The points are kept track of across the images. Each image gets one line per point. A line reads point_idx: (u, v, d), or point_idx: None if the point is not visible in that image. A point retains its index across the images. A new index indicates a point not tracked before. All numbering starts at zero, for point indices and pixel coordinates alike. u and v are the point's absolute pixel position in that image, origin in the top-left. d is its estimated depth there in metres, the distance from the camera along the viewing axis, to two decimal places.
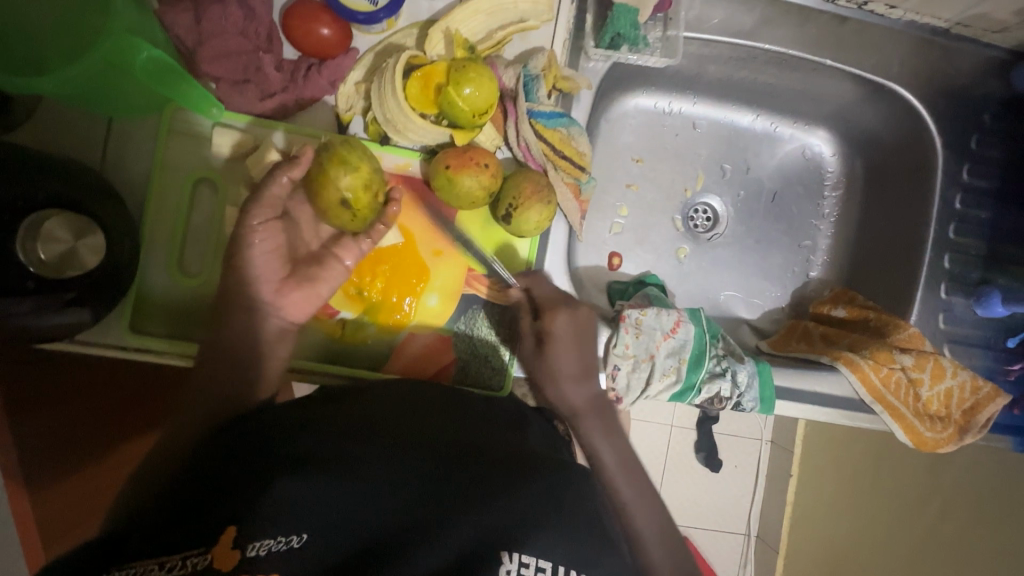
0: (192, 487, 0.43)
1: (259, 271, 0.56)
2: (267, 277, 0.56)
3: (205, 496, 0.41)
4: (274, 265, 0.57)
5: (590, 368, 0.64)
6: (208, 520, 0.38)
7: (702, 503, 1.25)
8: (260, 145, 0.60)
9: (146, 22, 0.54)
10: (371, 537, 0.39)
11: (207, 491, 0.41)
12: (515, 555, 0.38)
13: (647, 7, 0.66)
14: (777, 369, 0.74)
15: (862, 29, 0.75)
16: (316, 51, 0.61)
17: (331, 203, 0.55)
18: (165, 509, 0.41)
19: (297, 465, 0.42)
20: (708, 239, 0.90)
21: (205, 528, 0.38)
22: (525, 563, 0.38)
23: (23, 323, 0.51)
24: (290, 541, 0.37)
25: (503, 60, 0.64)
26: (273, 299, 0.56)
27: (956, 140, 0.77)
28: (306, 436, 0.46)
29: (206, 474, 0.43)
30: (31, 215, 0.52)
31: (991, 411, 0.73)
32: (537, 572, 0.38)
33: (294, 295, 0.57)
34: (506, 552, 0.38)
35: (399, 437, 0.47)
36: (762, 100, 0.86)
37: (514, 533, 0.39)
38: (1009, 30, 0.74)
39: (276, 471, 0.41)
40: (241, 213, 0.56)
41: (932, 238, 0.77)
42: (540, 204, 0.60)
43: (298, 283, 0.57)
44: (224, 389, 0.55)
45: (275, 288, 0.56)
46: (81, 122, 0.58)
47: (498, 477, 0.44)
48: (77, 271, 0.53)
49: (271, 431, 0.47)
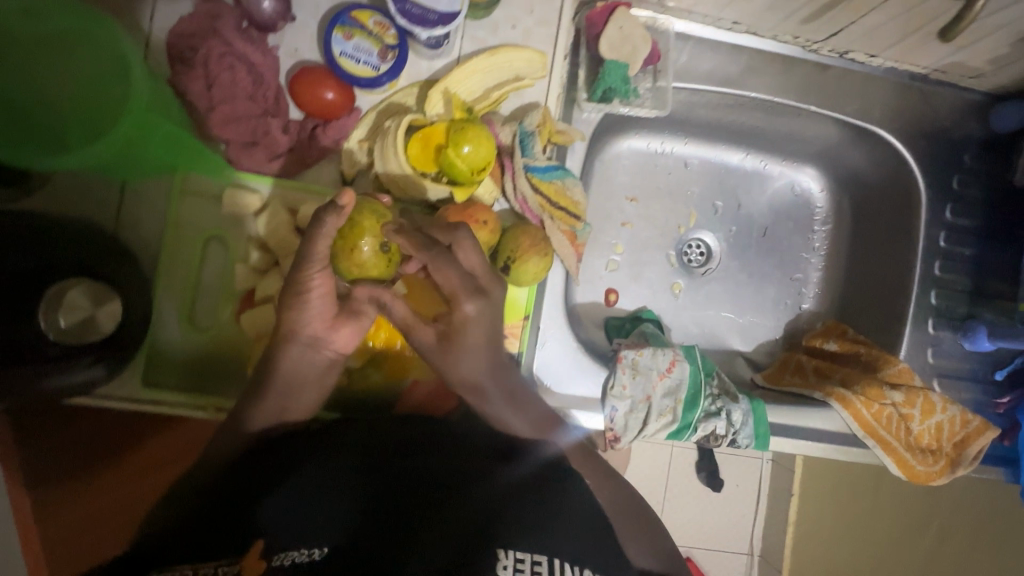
0: (221, 507, 0.49)
1: (316, 311, 0.56)
2: (319, 319, 0.57)
3: (231, 517, 0.47)
4: (325, 307, 0.56)
5: (495, 352, 0.60)
6: (235, 538, 0.45)
7: (706, 527, 1.16)
8: (270, 206, 0.62)
9: (161, 93, 0.57)
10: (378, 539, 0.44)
11: (234, 511, 0.48)
12: (510, 551, 0.43)
13: (636, 62, 0.70)
14: (771, 406, 0.76)
15: (844, 76, 0.79)
16: (321, 113, 0.63)
17: (355, 257, 0.57)
18: (199, 525, 0.48)
19: (309, 491, 0.49)
20: (702, 272, 0.91)
21: (233, 542, 0.44)
22: (520, 559, 0.43)
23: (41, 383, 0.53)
24: (313, 553, 0.43)
25: (499, 117, 0.67)
26: (326, 333, 0.58)
27: (937, 181, 0.80)
28: (313, 461, 0.52)
29: (231, 498, 0.50)
30: (54, 286, 0.52)
31: (981, 445, 0.75)
32: (530, 565, 0.43)
33: (344, 330, 0.58)
34: (502, 549, 0.44)
35: (394, 455, 0.53)
36: (750, 141, 0.88)
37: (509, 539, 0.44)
38: (985, 77, 0.77)
39: (291, 496, 0.48)
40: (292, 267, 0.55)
41: (919, 274, 0.80)
42: (537, 256, 0.63)
43: (346, 318, 0.58)
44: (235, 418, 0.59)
45: (326, 326, 0.57)
46: (94, 184, 0.60)
47: (489, 486, 0.50)
48: (95, 337, 0.54)
49: (284, 458, 0.53)
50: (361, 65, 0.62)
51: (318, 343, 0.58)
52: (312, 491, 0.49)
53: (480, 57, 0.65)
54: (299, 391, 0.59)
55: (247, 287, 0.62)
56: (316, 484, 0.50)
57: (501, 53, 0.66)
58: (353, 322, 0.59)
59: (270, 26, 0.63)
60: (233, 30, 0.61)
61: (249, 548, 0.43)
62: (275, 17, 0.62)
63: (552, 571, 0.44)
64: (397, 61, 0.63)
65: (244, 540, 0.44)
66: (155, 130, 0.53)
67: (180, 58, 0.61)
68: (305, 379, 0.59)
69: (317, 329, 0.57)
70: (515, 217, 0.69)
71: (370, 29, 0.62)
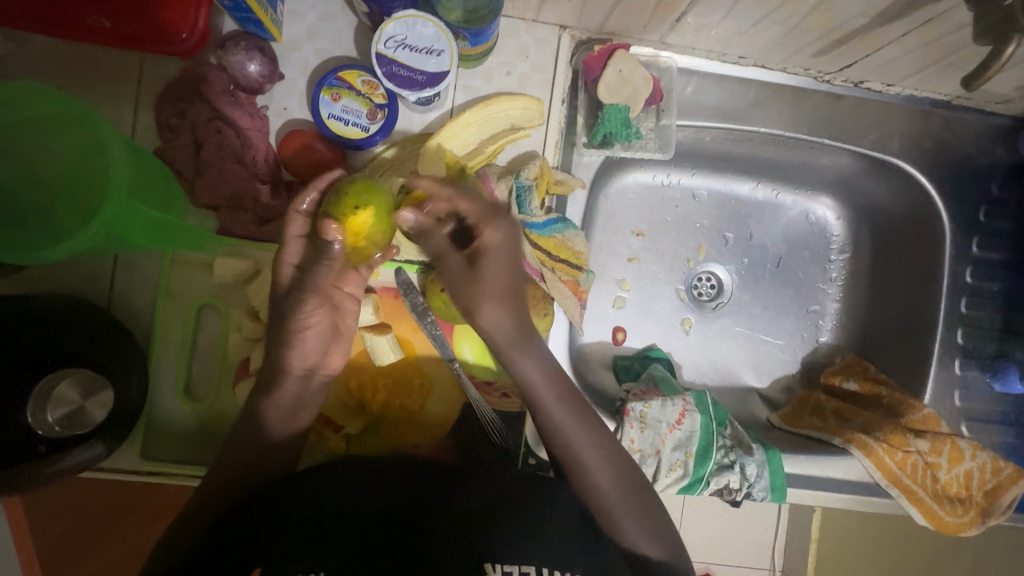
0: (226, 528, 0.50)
1: (306, 346, 0.54)
2: (313, 351, 0.54)
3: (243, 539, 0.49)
4: (317, 340, 0.54)
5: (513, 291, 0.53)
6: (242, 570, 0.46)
7: (727, 546, 1.09)
8: (261, 271, 0.61)
9: (151, 166, 0.56)
10: None
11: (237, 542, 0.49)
12: (499, 565, 0.47)
13: (637, 104, 0.67)
14: (787, 455, 0.73)
15: (859, 105, 0.75)
16: (313, 173, 0.62)
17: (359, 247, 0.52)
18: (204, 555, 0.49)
19: (306, 524, 0.48)
20: (713, 307, 0.87)
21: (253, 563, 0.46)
22: (508, 571, 0.47)
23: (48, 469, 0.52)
24: None
25: (495, 169, 0.65)
26: (318, 362, 0.55)
27: (962, 213, 0.76)
28: (317, 484, 0.52)
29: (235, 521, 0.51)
30: (47, 376, 0.55)
31: (1015, 494, 0.71)
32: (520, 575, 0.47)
33: (337, 353, 0.57)
34: (491, 563, 0.47)
35: (394, 486, 0.52)
36: (763, 170, 0.84)
37: (504, 556, 0.48)
38: (1012, 102, 0.73)
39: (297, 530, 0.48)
40: (290, 315, 0.52)
41: (944, 312, 0.76)
42: (536, 316, 0.64)
43: (338, 341, 0.56)
44: (244, 449, 0.54)
45: (319, 355, 0.55)
46: (89, 259, 0.60)
47: (485, 521, 0.50)
48: (85, 427, 0.56)
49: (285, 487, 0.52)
50: (350, 126, 0.61)
51: (313, 372, 0.56)
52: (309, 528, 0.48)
53: (474, 109, 0.63)
54: (287, 415, 0.55)
55: (242, 355, 0.61)
56: (318, 519, 0.49)
57: (496, 103, 0.64)
58: (341, 341, 0.57)
59: (258, 88, 0.61)
60: (220, 96, 0.59)
61: None
62: (261, 80, 0.61)
63: None
64: (387, 120, 0.61)
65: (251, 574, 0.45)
66: (139, 216, 0.52)
67: (169, 126, 0.60)
68: (305, 402, 0.56)
69: (311, 359, 0.55)
70: None
71: (358, 89, 0.60)
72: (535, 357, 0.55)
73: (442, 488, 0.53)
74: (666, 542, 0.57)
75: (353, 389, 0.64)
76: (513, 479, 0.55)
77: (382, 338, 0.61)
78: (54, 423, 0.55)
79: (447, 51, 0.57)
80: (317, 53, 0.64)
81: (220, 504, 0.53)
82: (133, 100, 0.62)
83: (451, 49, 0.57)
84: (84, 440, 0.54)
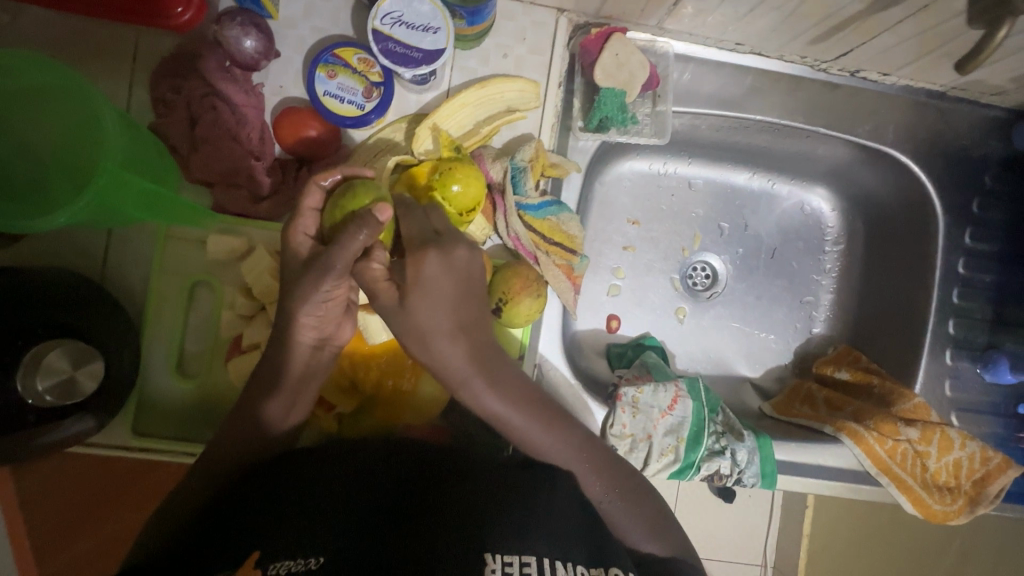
0: (207, 521, 0.48)
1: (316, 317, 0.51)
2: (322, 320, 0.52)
3: (232, 518, 0.47)
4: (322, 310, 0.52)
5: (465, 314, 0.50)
6: (230, 548, 0.44)
7: (718, 536, 1.10)
8: (255, 249, 0.60)
9: (145, 139, 0.56)
10: (376, 544, 0.44)
11: (226, 519, 0.47)
12: (498, 555, 0.44)
13: (634, 88, 0.67)
14: (777, 442, 0.73)
15: (855, 94, 0.75)
16: (309, 151, 0.62)
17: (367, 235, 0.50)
18: (181, 547, 0.46)
19: (297, 507, 0.47)
20: (707, 297, 0.87)
21: (242, 541, 0.44)
22: (508, 562, 0.44)
23: (44, 441, 0.53)
24: (308, 563, 0.42)
25: (490, 151, 0.65)
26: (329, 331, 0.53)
27: (956, 204, 0.76)
28: (310, 470, 0.51)
29: (226, 500, 0.50)
30: (35, 347, 0.54)
31: (1003, 483, 0.71)
32: (521, 566, 0.44)
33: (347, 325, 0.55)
34: (490, 554, 0.44)
35: (388, 473, 0.52)
36: (759, 159, 0.84)
37: (502, 544, 0.45)
38: (1007, 93, 0.73)
39: (287, 511, 0.46)
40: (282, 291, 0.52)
41: (936, 302, 0.77)
42: (529, 297, 0.62)
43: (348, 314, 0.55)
44: (240, 430, 0.53)
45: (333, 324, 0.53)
46: (83, 234, 0.60)
47: (480, 506, 0.48)
48: (78, 398, 0.55)
49: (278, 469, 0.51)
50: (346, 104, 0.61)
51: (325, 343, 0.54)
52: (299, 510, 0.46)
53: (470, 90, 0.64)
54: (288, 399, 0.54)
55: (235, 333, 0.61)
56: (310, 501, 0.47)
57: (492, 85, 0.64)
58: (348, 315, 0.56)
59: (253, 65, 0.60)
60: (215, 72, 0.59)
61: (244, 561, 0.42)
62: (257, 56, 0.60)
63: (541, 570, 0.45)
64: (382, 98, 0.61)
65: (239, 551, 0.43)
66: (132, 188, 0.51)
67: (164, 101, 0.60)
68: (313, 374, 0.54)
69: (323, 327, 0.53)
70: (508, 254, 0.67)
71: (354, 67, 0.60)
72: (500, 387, 0.52)
73: (437, 476, 0.52)
74: (653, 524, 0.57)
75: (346, 368, 0.64)
76: (505, 464, 0.55)
77: (373, 317, 0.62)
78: (45, 392, 0.54)
79: (443, 30, 0.57)
80: (313, 32, 0.64)
81: (212, 489, 0.52)
82: (128, 75, 0.61)
83: (447, 27, 0.57)
84: (74, 412, 0.55)
